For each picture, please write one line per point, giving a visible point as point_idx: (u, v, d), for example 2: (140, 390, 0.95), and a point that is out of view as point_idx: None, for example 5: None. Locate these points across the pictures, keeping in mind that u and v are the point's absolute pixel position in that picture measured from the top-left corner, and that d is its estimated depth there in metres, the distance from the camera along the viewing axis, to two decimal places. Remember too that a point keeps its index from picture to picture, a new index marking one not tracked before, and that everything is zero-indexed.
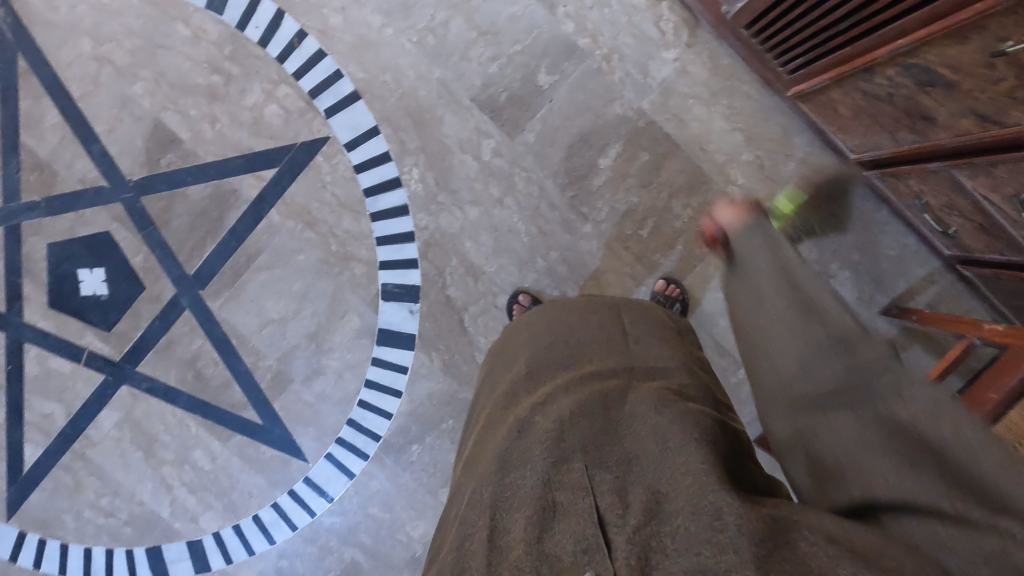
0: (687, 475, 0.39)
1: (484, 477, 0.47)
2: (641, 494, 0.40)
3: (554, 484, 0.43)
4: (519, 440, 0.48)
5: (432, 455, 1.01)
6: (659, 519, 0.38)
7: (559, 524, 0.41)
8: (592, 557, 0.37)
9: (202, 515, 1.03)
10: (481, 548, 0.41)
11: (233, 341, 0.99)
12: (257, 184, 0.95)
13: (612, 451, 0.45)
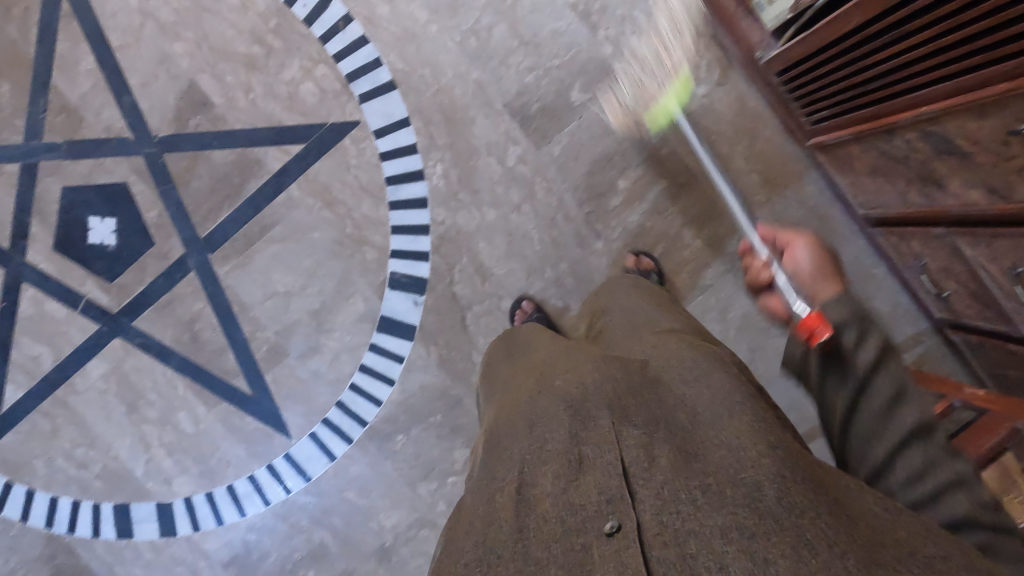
0: (722, 445, 0.41)
1: (512, 437, 0.48)
2: (672, 455, 0.42)
3: (583, 442, 0.44)
4: (547, 403, 0.49)
5: (416, 448, 1.02)
6: (689, 476, 0.40)
7: (587, 477, 0.41)
8: (618, 507, 0.38)
9: (176, 478, 1.03)
10: (511, 500, 0.42)
11: (235, 308, 0.99)
12: (282, 157, 0.96)
13: (640, 414, 0.46)
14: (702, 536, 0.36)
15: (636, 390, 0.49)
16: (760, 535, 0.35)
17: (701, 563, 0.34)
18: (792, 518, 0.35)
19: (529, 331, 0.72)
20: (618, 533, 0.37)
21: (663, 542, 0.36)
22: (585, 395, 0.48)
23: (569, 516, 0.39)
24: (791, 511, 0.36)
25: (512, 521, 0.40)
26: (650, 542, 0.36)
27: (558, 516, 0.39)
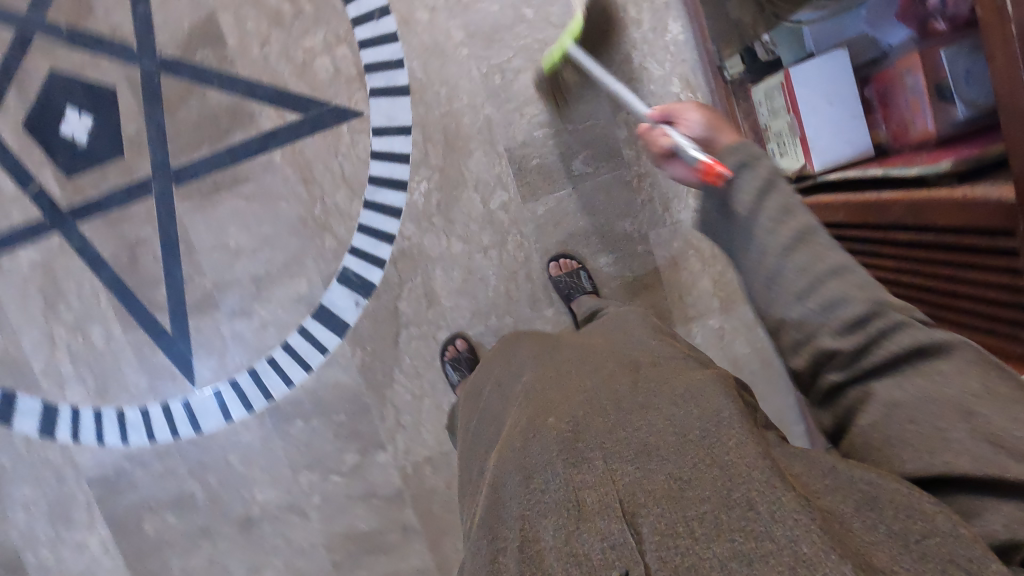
0: (713, 469, 0.41)
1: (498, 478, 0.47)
2: (666, 485, 0.42)
3: (579, 485, 0.43)
4: (531, 440, 0.47)
5: (311, 437, 1.03)
6: (685, 507, 0.40)
7: (589, 525, 0.41)
8: (621, 551, 0.39)
9: (70, 386, 1.02)
10: (512, 559, 0.41)
11: (182, 246, 0.98)
12: (275, 119, 0.94)
13: (629, 443, 0.45)
14: (709, 571, 0.37)
15: (618, 413, 0.48)
16: (764, 565, 0.36)
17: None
18: (787, 536, 0.36)
19: (504, 346, 0.73)
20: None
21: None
22: (572, 430, 0.47)
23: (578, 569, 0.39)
24: (787, 527, 0.36)
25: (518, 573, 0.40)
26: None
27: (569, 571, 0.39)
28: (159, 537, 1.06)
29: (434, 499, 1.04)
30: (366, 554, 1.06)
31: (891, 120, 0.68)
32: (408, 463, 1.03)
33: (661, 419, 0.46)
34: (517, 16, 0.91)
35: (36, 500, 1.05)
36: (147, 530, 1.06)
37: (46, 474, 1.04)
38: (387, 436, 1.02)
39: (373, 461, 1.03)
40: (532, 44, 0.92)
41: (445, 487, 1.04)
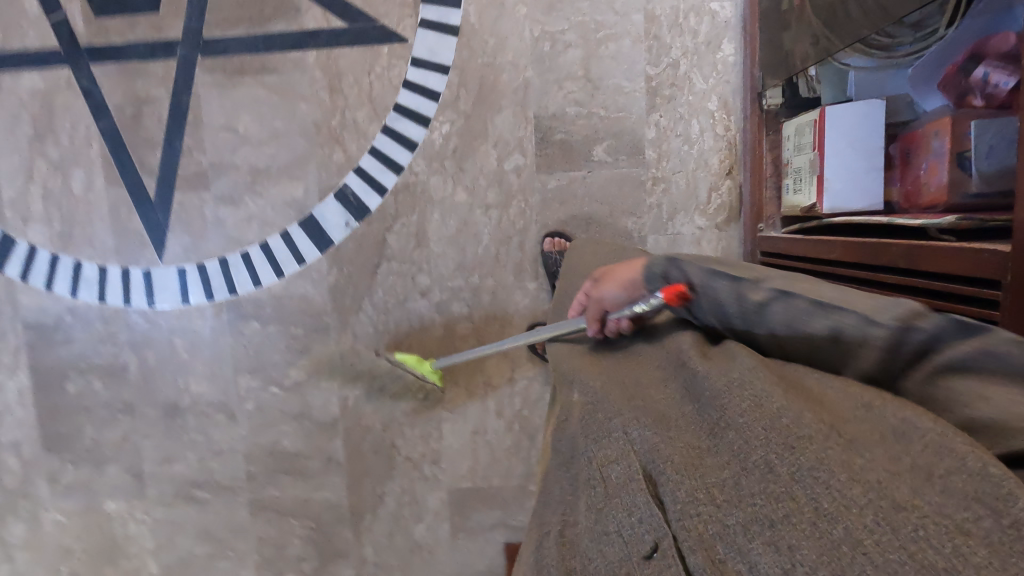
0: (731, 433, 0.39)
1: (552, 479, 0.49)
2: (684, 454, 0.40)
3: (604, 460, 0.42)
4: (567, 434, 0.49)
5: (262, 343, 1.01)
6: (705, 475, 0.38)
7: (613, 501, 0.40)
8: (649, 523, 0.38)
9: (34, 224, 0.98)
10: (566, 544, 0.43)
11: (189, 117, 0.95)
12: (320, 21, 0.93)
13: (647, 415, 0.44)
14: (733, 539, 0.35)
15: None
16: (783, 526, 0.33)
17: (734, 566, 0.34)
18: (810, 495, 0.33)
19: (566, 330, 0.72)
20: (656, 554, 0.37)
21: (695, 548, 0.35)
22: (594, 411, 0.47)
23: (611, 546, 0.39)
24: (809, 484, 0.34)
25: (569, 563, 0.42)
26: (682, 550, 0.36)
27: (600, 552, 0.40)
28: (79, 401, 1.03)
29: (365, 438, 1.02)
30: (282, 474, 1.04)
31: (907, 179, 0.70)
32: (351, 396, 1.02)
33: None
34: None
35: None
36: (69, 390, 1.03)
37: None
38: (338, 363, 1.01)
39: (317, 384, 1.01)
40: (590, 23, 0.92)
41: (380, 430, 1.02)
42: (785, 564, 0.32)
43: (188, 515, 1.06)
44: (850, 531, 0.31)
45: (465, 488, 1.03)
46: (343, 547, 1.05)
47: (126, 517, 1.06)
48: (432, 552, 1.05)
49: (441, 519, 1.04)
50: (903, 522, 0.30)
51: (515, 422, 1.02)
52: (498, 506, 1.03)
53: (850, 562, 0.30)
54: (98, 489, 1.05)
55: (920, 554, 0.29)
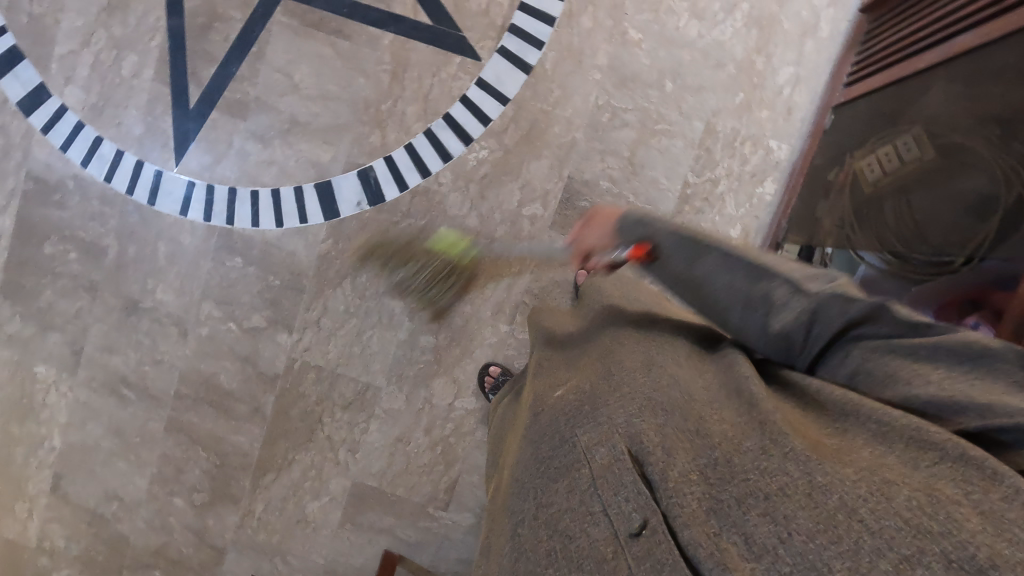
0: (723, 423, 0.40)
1: (522, 464, 0.47)
2: (671, 435, 0.40)
3: (586, 448, 0.42)
4: (543, 419, 0.48)
5: (237, 280, 1.03)
6: (694, 453, 0.38)
7: (598, 483, 0.39)
8: (636, 501, 0.37)
9: (73, 86, 1.00)
10: (542, 532, 0.41)
11: (254, 48, 0.97)
12: (407, 10, 0.94)
13: (630, 400, 0.44)
14: (728, 513, 0.34)
15: (624, 381, 0.47)
16: (779, 498, 0.33)
17: (729, 537, 0.33)
18: (804, 472, 0.33)
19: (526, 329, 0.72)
20: (645, 533, 0.35)
21: (689, 524, 0.34)
22: (580, 401, 0.47)
23: (593, 527, 0.38)
24: (806, 463, 0.34)
25: (542, 553, 0.40)
26: (675, 527, 0.34)
27: (583, 532, 0.38)
28: (50, 263, 1.05)
29: (296, 404, 1.04)
30: (208, 405, 1.06)
31: None
32: (299, 360, 1.03)
33: (664, 377, 0.46)
34: (657, 82, 0.93)
35: None
36: (45, 251, 1.04)
37: None
38: (299, 325, 1.03)
39: (272, 336, 1.03)
40: (652, 113, 0.94)
41: (312, 401, 1.04)
42: (782, 533, 0.31)
43: (107, 407, 1.07)
44: (845, 501, 0.31)
45: (370, 486, 1.05)
46: (237, 493, 1.07)
47: (51, 386, 1.08)
48: (316, 531, 1.07)
49: (336, 504, 1.06)
50: (896, 495, 0.30)
51: (439, 444, 1.03)
52: (393, 514, 1.05)
53: (846, 531, 0.30)
54: (35, 350, 1.07)
55: (915, 522, 0.29)
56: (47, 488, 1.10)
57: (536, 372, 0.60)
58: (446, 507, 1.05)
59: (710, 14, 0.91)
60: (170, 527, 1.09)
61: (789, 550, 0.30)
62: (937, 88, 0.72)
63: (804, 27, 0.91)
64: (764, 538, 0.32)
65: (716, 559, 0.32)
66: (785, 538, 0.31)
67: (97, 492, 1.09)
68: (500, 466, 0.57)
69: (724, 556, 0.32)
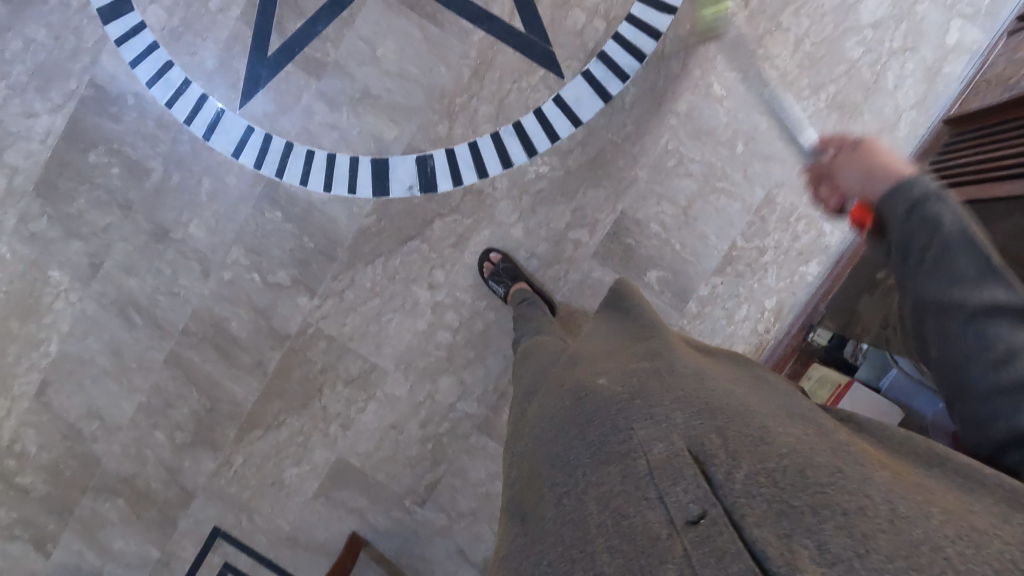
0: (792, 438, 0.42)
1: (567, 441, 0.48)
2: (736, 438, 0.42)
3: (645, 437, 0.44)
4: (592, 402, 0.50)
5: (272, 233, 1.02)
6: (761, 459, 0.41)
7: (657, 471, 0.41)
8: (700, 495, 0.38)
9: (157, 5, 1.00)
10: (591, 504, 0.42)
11: (345, 12, 0.97)
12: (504, 12, 0.95)
13: (691, 401, 0.46)
14: (799, 519, 0.36)
15: (683, 384, 0.49)
16: (855, 517, 0.35)
17: (799, 541, 0.35)
18: (885, 499, 0.36)
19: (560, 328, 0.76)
20: (704, 522, 0.37)
21: (757, 524, 0.36)
22: (633, 393, 0.49)
23: (649, 509, 0.39)
24: (883, 493, 0.37)
25: (591, 524, 0.41)
26: (741, 525, 0.37)
27: (638, 515, 0.40)
28: (90, 172, 1.04)
29: (300, 367, 1.04)
30: (212, 348, 1.05)
31: None
32: (313, 325, 1.03)
33: (726, 393, 0.49)
34: (730, 141, 0.94)
35: (40, 46, 1.02)
36: (89, 158, 1.04)
37: (68, 40, 1.02)
38: (322, 291, 1.02)
39: (292, 296, 1.03)
40: (717, 169, 0.95)
41: (317, 369, 1.04)
42: (857, 549, 0.34)
43: (112, 326, 1.06)
44: (931, 536, 0.34)
45: (352, 464, 1.05)
46: (220, 441, 1.07)
47: (61, 292, 1.07)
48: (289, 496, 1.06)
49: (315, 474, 1.06)
50: (987, 542, 0.33)
51: (431, 440, 1.03)
52: (367, 497, 1.05)
53: (929, 559, 0.32)
54: (55, 254, 1.06)
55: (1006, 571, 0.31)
56: (31, 392, 1.09)
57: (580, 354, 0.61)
58: (422, 503, 1.04)
59: (797, 88, 0.92)
60: (145, 458, 1.08)
61: (865, 565, 0.33)
62: (999, 220, 0.73)
63: (883, 123, 0.92)
64: (837, 550, 0.34)
65: (785, 560, 0.34)
66: (860, 554, 0.33)
67: (81, 407, 1.08)
68: (523, 434, 0.55)
69: (793, 557, 0.34)
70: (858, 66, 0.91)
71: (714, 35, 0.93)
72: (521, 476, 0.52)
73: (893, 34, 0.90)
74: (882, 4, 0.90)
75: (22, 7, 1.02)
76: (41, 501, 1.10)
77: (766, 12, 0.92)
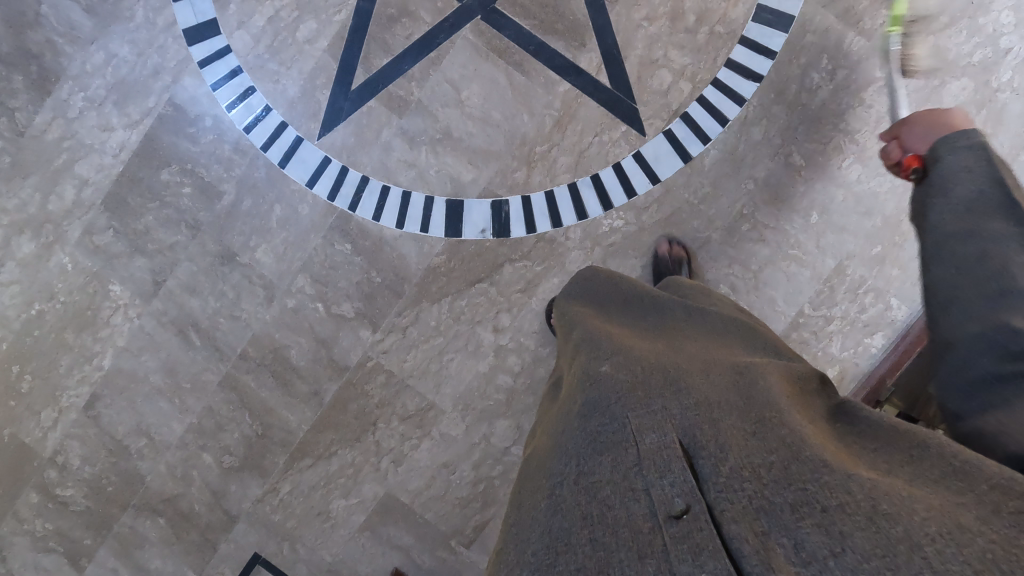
0: (782, 429, 0.43)
1: (564, 433, 0.49)
2: (726, 432, 0.44)
3: (636, 426, 0.45)
4: (593, 392, 0.51)
5: (340, 265, 1.02)
6: (750, 454, 0.42)
7: (643, 462, 0.42)
8: (682, 488, 0.39)
9: (244, 31, 1.01)
10: (573, 490, 0.44)
11: (432, 53, 0.98)
12: (591, 66, 0.96)
13: (687, 397, 0.47)
14: (780, 517, 0.37)
15: (678, 377, 0.50)
16: (835, 515, 0.36)
17: (776, 539, 0.36)
18: (869, 497, 0.37)
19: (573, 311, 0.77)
20: (685, 517, 0.38)
21: (736, 520, 0.37)
22: (632, 384, 0.50)
23: (633, 499, 0.40)
24: (868, 489, 0.37)
25: (575, 508, 0.42)
26: (722, 520, 0.37)
27: (623, 506, 0.41)
28: (162, 190, 1.04)
29: (357, 400, 1.04)
30: (269, 374, 1.05)
31: None
32: (373, 359, 1.03)
33: (722, 385, 0.50)
34: (804, 211, 0.95)
35: (122, 61, 1.03)
36: (162, 176, 1.04)
37: (151, 58, 1.02)
38: (385, 326, 1.02)
39: (355, 328, 1.03)
40: (790, 237, 0.96)
41: (373, 403, 1.03)
42: (834, 549, 0.35)
43: (170, 344, 1.06)
44: (910, 534, 0.34)
45: (401, 501, 1.04)
46: (268, 467, 1.06)
47: (120, 307, 1.06)
48: (333, 528, 1.05)
49: (362, 508, 1.05)
50: (970, 542, 0.33)
51: (483, 481, 1.03)
52: (413, 535, 1.04)
53: (905, 561, 0.33)
54: (117, 269, 1.05)
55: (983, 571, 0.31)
56: (80, 404, 1.08)
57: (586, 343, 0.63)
58: (468, 545, 1.04)
59: (874, 164, 0.94)
60: (191, 479, 1.07)
61: (841, 566, 0.34)
62: None
63: None
64: (814, 549, 0.35)
65: (761, 558, 0.35)
66: (837, 553, 0.34)
67: (129, 423, 1.07)
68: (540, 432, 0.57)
69: (769, 557, 0.35)
70: None
71: (797, 106, 0.94)
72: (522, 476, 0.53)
73: (972, 119, 0.92)
74: (964, 89, 0.92)
75: (108, 22, 1.02)
76: (79, 515, 1.09)
77: (850, 88, 0.93)
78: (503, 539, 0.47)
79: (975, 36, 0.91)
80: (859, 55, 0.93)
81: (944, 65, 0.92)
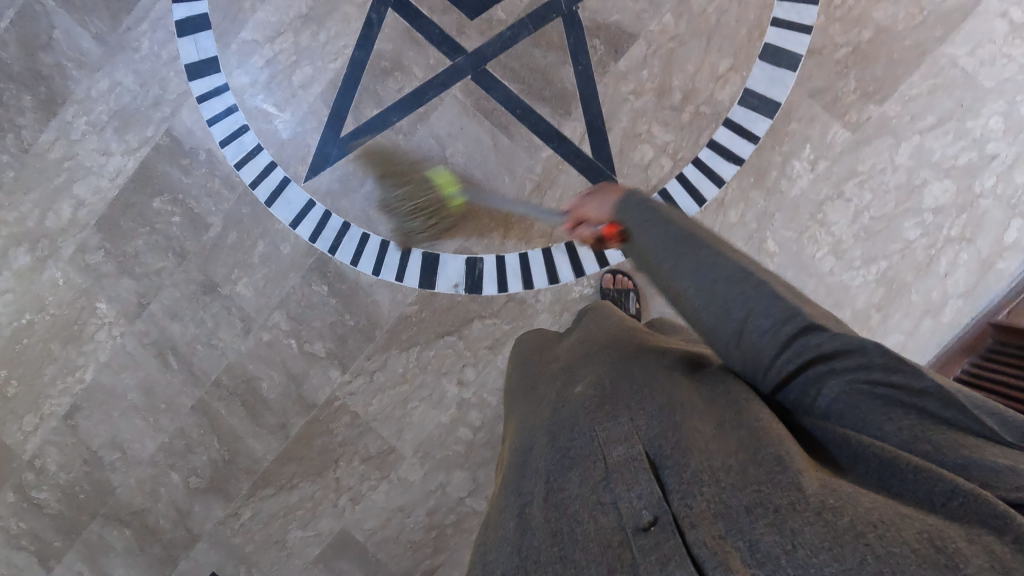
0: (740, 430, 0.41)
1: (539, 448, 0.49)
2: (689, 434, 0.42)
3: (603, 442, 0.45)
4: (565, 411, 0.51)
5: (316, 305, 1.05)
6: (710, 456, 0.40)
7: (611, 475, 0.42)
8: (648, 501, 0.39)
9: (243, 70, 1.03)
10: (544, 507, 0.44)
11: (421, 108, 1.00)
12: (574, 134, 0.97)
13: (652, 403, 0.46)
14: (736, 519, 0.36)
15: (647, 382, 0.50)
16: (787, 512, 0.35)
17: (733, 542, 0.35)
18: (818, 494, 0.35)
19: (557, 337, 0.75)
20: (653, 528, 0.38)
21: (697, 525, 0.36)
22: (603, 399, 0.50)
23: (602, 515, 0.40)
24: (820, 487, 0.35)
25: (546, 525, 0.42)
26: (684, 528, 0.37)
27: (592, 518, 0.40)
28: (153, 216, 1.07)
29: (322, 437, 1.06)
30: (240, 403, 1.08)
31: None
32: (340, 399, 1.06)
33: (688, 386, 0.48)
34: None
35: (125, 89, 1.06)
36: (154, 203, 1.07)
37: (152, 88, 1.05)
38: (354, 368, 1.05)
39: (325, 368, 1.06)
40: None
41: (337, 441, 1.06)
42: (786, 545, 0.33)
43: (149, 365, 1.10)
44: (853, 525, 0.32)
45: (355, 538, 1.07)
46: (232, 491, 1.09)
47: (105, 325, 1.10)
48: (289, 557, 1.09)
49: (318, 540, 1.08)
50: (906, 528, 0.32)
51: (435, 528, 1.05)
52: (365, 572, 1.07)
53: (850, 551, 0.31)
54: (105, 287, 1.09)
55: (923, 557, 0.30)
56: (61, 413, 1.12)
57: (565, 361, 0.63)
58: None
59: (848, 257, 0.94)
60: (158, 495, 1.11)
61: (791, 562, 0.33)
62: None
63: (929, 305, 0.92)
64: (767, 548, 0.34)
65: (719, 561, 0.34)
66: (789, 550, 0.33)
67: (105, 436, 1.11)
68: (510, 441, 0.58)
69: (726, 558, 0.34)
70: (912, 247, 0.92)
71: (776, 193, 0.94)
72: (500, 485, 0.52)
73: (951, 222, 0.91)
74: (945, 191, 0.91)
75: (114, 50, 1.05)
76: (52, 518, 1.13)
77: (831, 180, 0.93)
78: (480, 555, 0.47)
79: (962, 139, 0.91)
80: (843, 148, 0.93)
81: (927, 165, 0.91)
